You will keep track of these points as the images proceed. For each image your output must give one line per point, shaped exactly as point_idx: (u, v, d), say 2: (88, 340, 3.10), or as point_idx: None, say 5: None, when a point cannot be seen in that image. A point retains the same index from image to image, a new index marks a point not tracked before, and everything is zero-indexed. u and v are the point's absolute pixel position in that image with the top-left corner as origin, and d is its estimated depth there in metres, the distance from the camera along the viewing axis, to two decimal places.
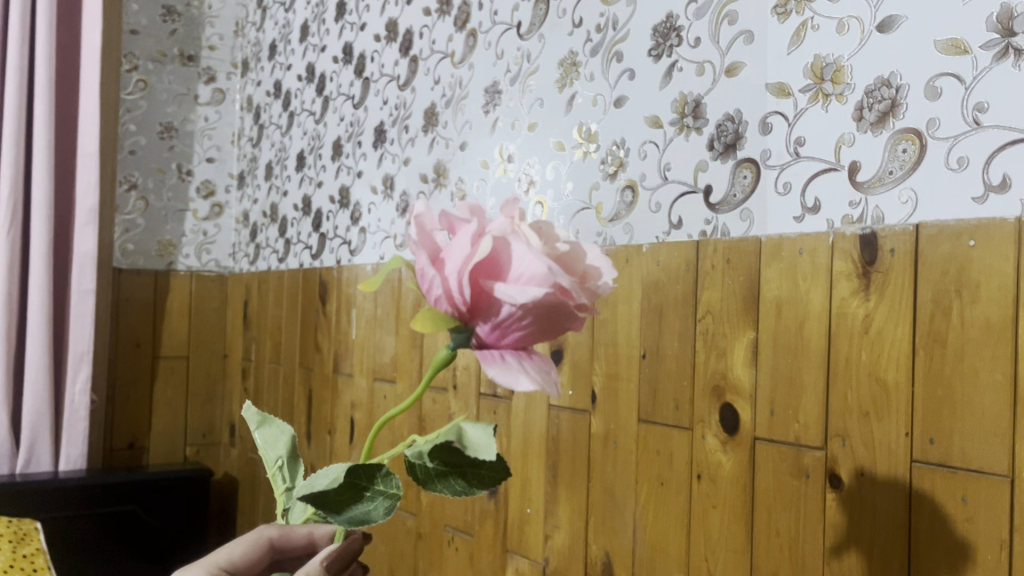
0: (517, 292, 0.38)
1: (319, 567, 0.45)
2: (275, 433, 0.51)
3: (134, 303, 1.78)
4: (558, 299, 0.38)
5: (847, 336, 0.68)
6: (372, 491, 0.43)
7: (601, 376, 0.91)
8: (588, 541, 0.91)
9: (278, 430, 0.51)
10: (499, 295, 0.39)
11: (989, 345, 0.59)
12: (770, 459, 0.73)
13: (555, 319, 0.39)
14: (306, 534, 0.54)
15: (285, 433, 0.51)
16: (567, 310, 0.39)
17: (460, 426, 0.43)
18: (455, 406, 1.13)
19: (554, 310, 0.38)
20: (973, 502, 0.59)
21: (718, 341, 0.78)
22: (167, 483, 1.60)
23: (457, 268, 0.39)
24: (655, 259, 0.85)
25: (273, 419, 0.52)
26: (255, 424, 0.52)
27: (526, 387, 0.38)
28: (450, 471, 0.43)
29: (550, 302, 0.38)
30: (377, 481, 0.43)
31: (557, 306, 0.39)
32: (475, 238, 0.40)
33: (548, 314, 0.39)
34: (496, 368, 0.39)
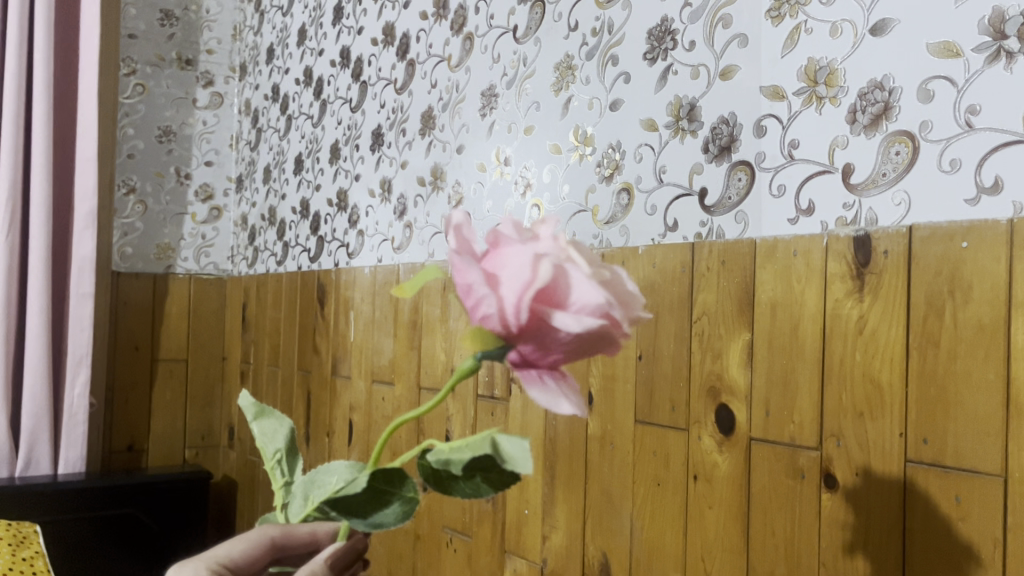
0: (575, 320, 0.33)
1: (322, 565, 0.45)
2: (274, 425, 0.50)
3: (133, 307, 1.79)
4: (613, 328, 0.34)
5: (841, 337, 0.68)
6: (389, 495, 0.42)
7: (598, 377, 0.91)
8: (586, 542, 0.91)
9: (278, 423, 0.50)
10: (554, 322, 0.34)
11: (982, 346, 0.59)
12: (765, 459, 0.74)
13: (602, 347, 0.35)
14: (308, 531, 0.52)
15: (284, 426, 0.50)
16: (615, 339, 0.35)
17: (494, 436, 0.39)
18: (453, 408, 1.14)
19: (606, 338, 0.35)
20: (967, 502, 0.60)
21: (714, 342, 0.78)
22: (166, 486, 1.61)
23: (516, 289, 0.34)
24: (651, 261, 0.86)
25: (270, 411, 0.50)
26: (253, 415, 0.50)
27: (567, 412, 0.36)
28: (463, 475, 0.40)
29: (606, 330, 0.34)
30: (393, 485, 0.42)
31: (608, 336, 0.35)
32: (532, 258, 0.34)
33: (597, 342, 0.35)
34: (538, 390, 0.36)
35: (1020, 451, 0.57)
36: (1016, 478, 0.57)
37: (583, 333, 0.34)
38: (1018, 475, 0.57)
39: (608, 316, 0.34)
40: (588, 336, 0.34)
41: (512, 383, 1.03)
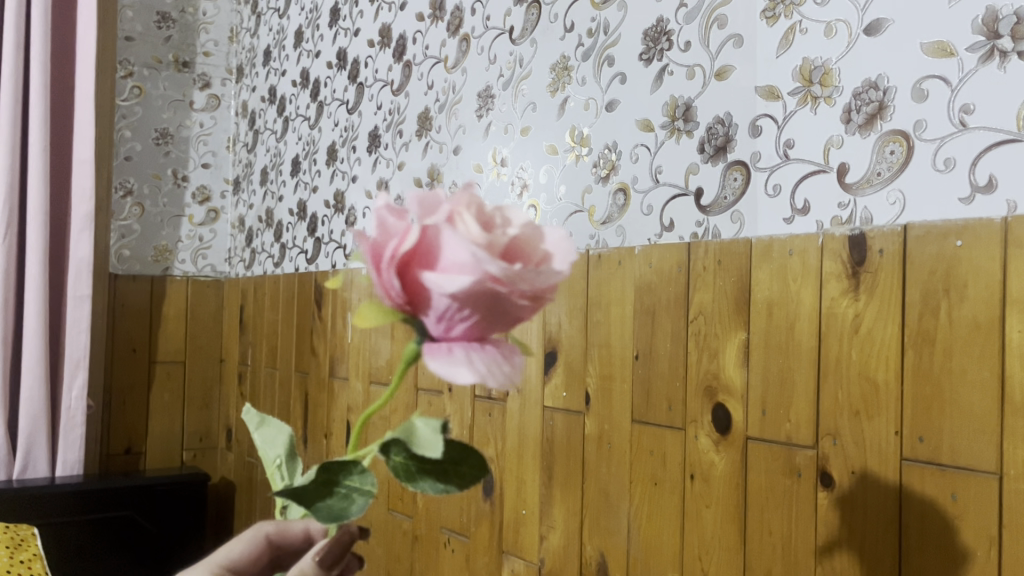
0: (445, 280, 0.31)
1: (312, 564, 0.43)
2: (274, 432, 0.46)
3: (130, 309, 1.78)
4: (496, 287, 0.31)
5: (837, 336, 0.68)
6: (346, 490, 0.37)
7: (595, 377, 0.91)
8: (583, 541, 0.91)
9: (277, 429, 0.46)
10: (430, 286, 0.31)
11: (977, 344, 0.59)
12: (762, 458, 0.74)
13: (497, 310, 0.31)
14: (303, 528, 0.55)
15: (283, 431, 0.45)
16: (511, 299, 0.31)
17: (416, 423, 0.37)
18: (451, 409, 1.14)
19: (493, 299, 0.31)
20: (963, 500, 0.60)
21: (710, 341, 0.79)
22: (164, 488, 1.60)
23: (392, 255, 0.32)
24: (647, 261, 0.86)
25: (272, 419, 0.46)
26: (254, 425, 0.47)
27: (467, 381, 0.31)
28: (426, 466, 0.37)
29: (486, 290, 0.31)
30: (351, 476, 0.37)
31: (494, 296, 0.31)
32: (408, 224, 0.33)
33: (487, 306, 0.31)
34: (439, 361, 0.32)
35: (1015, 449, 0.57)
36: (1011, 476, 0.57)
37: (460, 292, 0.31)
38: (1013, 472, 0.57)
39: (483, 271, 0.30)
40: (471, 294, 0.31)
41: None
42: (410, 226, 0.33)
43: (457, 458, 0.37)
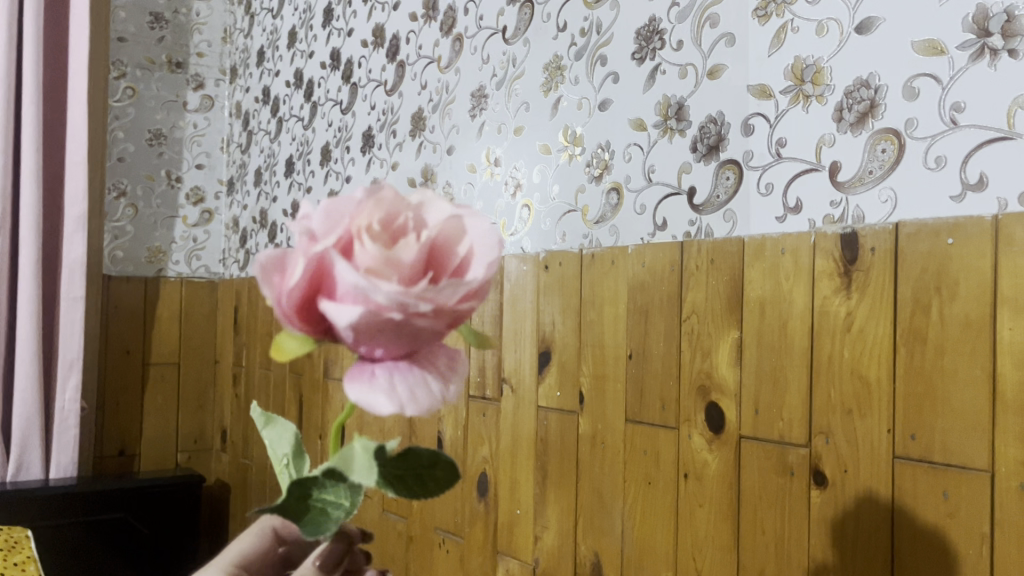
0: (342, 312, 0.30)
1: (313, 567, 0.43)
2: (281, 430, 0.44)
3: (124, 310, 1.78)
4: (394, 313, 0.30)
5: (829, 334, 0.68)
6: (322, 504, 0.37)
7: (588, 376, 0.91)
8: (578, 541, 0.91)
9: (283, 427, 0.44)
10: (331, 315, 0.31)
11: (968, 342, 0.60)
12: (755, 457, 0.74)
13: (405, 332, 0.31)
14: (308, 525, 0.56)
15: (289, 429, 0.44)
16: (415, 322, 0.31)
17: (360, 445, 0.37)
18: (445, 409, 1.14)
19: (397, 325, 0.31)
20: (955, 497, 0.60)
21: (704, 341, 0.79)
22: (160, 491, 1.60)
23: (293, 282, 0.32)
24: (640, 260, 0.86)
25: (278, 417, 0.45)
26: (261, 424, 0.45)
27: (385, 410, 0.30)
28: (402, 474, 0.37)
29: (384, 317, 0.30)
30: (325, 491, 0.36)
31: (396, 322, 0.30)
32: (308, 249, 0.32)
33: (394, 330, 0.31)
34: (360, 387, 0.32)
35: (1006, 446, 0.57)
36: (1002, 473, 0.57)
37: (358, 321, 0.30)
38: (1004, 469, 0.57)
39: (377, 301, 0.30)
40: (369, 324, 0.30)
41: (503, 383, 1.04)
42: (308, 250, 0.32)
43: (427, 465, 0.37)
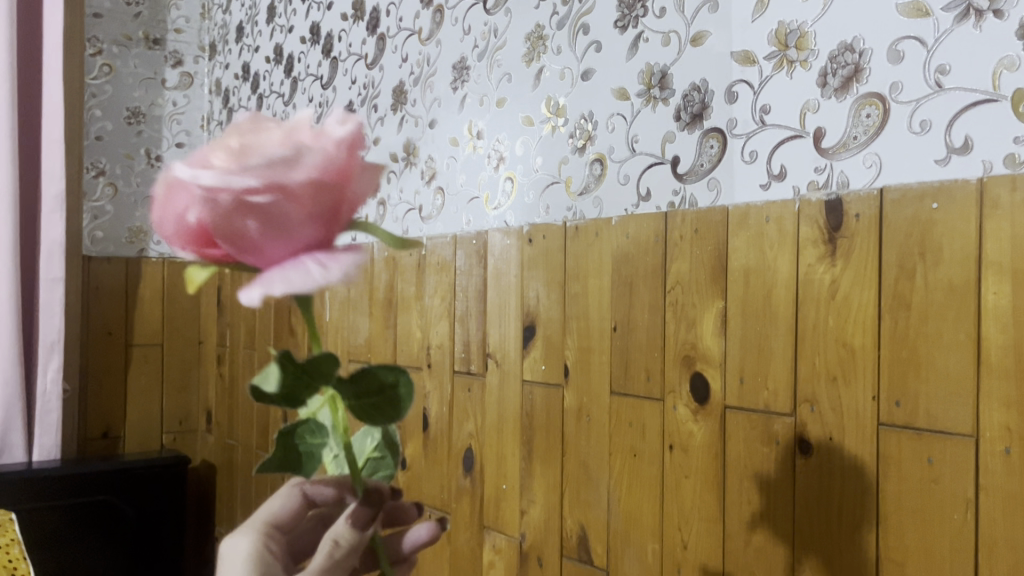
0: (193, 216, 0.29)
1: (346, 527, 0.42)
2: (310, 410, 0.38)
3: (105, 292, 1.76)
4: (233, 209, 0.28)
5: (814, 302, 0.68)
6: (308, 447, 0.38)
7: (573, 349, 0.91)
8: (563, 514, 0.91)
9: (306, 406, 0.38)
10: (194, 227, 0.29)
11: (953, 307, 0.59)
12: (739, 426, 0.73)
13: (275, 228, 0.28)
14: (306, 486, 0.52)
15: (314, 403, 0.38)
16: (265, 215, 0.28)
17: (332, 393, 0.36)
18: (430, 386, 1.12)
19: (250, 221, 0.28)
20: (939, 463, 0.60)
21: (688, 311, 0.78)
22: (146, 470, 1.58)
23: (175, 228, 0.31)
24: (624, 231, 0.85)
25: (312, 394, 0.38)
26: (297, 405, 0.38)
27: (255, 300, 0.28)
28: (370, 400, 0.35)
29: (225, 216, 0.28)
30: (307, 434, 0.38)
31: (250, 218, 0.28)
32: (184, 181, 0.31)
33: (252, 230, 0.28)
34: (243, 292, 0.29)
35: (991, 411, 0.57)
36: (987, 438, 0.57)
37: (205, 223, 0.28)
38: (989, 434, 0.57)
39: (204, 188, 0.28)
40: (215, 218, 0.28)
41: (488, 358, 1.02)
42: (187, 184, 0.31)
43: (391, 384, 0.35)
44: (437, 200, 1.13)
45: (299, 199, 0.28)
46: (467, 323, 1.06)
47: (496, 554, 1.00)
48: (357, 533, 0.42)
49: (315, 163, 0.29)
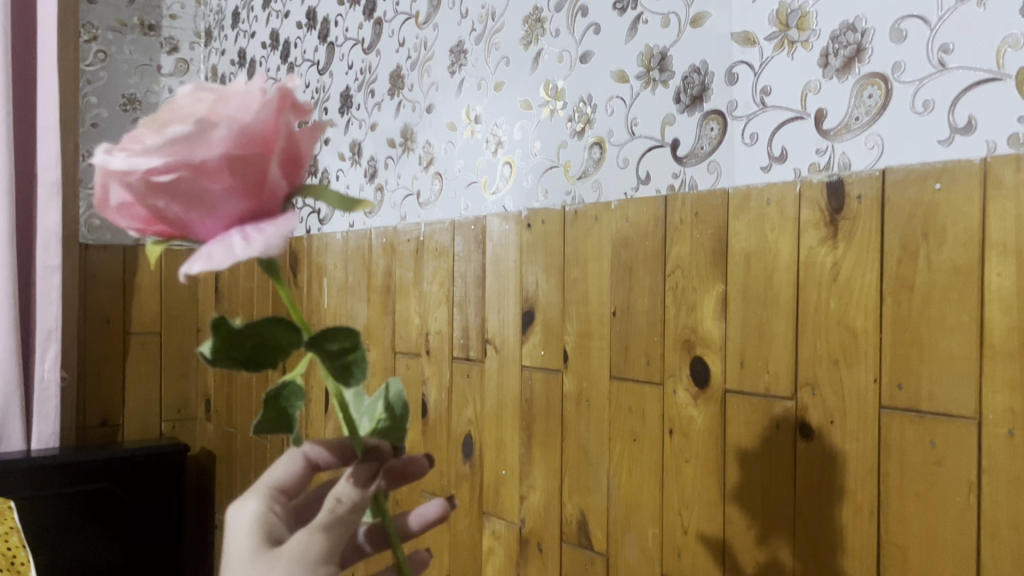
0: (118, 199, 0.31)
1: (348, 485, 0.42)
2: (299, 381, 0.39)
3: (102, 279, 1.75)
4: (150, 189, 0.30)
5: (815, 285, 0.67)
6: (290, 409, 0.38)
7: (573, 335, 0.90)
8: (563, 500, 0.91)
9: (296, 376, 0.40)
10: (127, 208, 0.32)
11: (956, 289, 0.59)
12: (739, 411, 0.73)
13: (196, 203, 0.31)
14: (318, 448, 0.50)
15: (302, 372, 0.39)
16: (188, 193, 0.30)
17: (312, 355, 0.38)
18: (429, 372, 1.12)
19: (174, 198, 0.30)
20: (942, 445, 0.59)
21: (688, 295, 0.77)
22: (146, 458, 1.58)
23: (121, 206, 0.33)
24: (624, 215, 0.84)
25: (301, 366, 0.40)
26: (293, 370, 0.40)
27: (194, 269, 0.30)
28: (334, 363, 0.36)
29: (149, 196, 0.30)
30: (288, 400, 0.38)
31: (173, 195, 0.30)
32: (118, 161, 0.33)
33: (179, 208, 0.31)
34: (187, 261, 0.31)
35: (994, 393, 0.56)
36: (990, 421, 0.57)
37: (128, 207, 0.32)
38: (992, 417, 0.57)
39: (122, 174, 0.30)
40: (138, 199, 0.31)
41: (487, 344, 1.02)
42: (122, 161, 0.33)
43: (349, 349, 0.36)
44: (435, 185, 1.12)
45: (210, 171, 0.30)
46: (465, 308, 1.05)
47: (495, 540, 1.00)
48: (361, 492, 0.42)
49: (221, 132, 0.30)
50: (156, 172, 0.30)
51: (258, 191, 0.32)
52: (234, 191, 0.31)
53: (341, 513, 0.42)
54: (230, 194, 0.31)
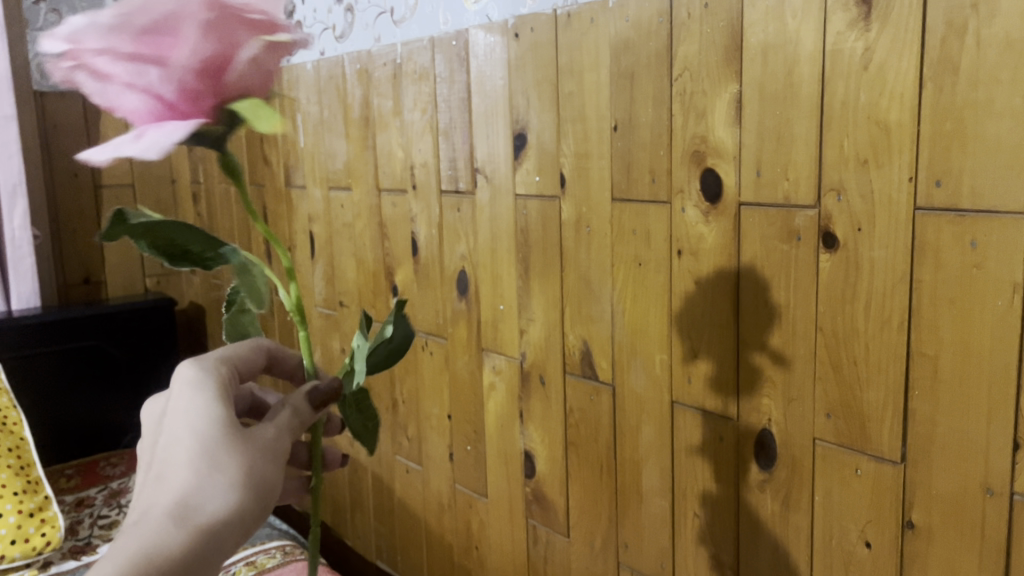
0: (112, 91, 0.34)
1: (304, 400, 0.43)
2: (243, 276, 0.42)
3: (64, 129, 1.63)
4: (97, 70, 0.34)
5: (843, 77, 0.59)
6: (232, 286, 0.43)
7: (570, 157, 0.82)
8: (566, 331, 0.86)
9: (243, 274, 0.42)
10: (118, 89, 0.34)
11: (1009, 67, 0.51)
12: (754, 224, 0.67)
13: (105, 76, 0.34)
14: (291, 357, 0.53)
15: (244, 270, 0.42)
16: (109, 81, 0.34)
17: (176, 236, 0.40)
18: (417, 208, 1.04)
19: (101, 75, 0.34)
20: (983, 246, 0.54)
21: (697, 101, 0.69)
22: (129, 313, 1.49)
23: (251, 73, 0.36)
24: (624, 15, 0.74)
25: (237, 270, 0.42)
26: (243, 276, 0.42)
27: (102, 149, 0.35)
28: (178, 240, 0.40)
29: (99, 77, 0.34)
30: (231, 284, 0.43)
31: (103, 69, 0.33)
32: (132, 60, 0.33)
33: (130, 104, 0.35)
34: (106, 93, 0.34)
35: None
36: None
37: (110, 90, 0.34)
38: None
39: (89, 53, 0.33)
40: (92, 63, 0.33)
41: (477, 175, 0.94)
42: (177, 50, 0.33)
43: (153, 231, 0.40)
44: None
45: (127, 68, 0.33)
46: (452, 136, 0.97)
47: (496, 376, 0.97)
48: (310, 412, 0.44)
49: (88, 44, 0.33)
50: (107, 74, 0.34)
51: (175, 86, 0.34)
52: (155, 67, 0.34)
53: (296, 424, 0.43)
54: (153, 78, 0.34)
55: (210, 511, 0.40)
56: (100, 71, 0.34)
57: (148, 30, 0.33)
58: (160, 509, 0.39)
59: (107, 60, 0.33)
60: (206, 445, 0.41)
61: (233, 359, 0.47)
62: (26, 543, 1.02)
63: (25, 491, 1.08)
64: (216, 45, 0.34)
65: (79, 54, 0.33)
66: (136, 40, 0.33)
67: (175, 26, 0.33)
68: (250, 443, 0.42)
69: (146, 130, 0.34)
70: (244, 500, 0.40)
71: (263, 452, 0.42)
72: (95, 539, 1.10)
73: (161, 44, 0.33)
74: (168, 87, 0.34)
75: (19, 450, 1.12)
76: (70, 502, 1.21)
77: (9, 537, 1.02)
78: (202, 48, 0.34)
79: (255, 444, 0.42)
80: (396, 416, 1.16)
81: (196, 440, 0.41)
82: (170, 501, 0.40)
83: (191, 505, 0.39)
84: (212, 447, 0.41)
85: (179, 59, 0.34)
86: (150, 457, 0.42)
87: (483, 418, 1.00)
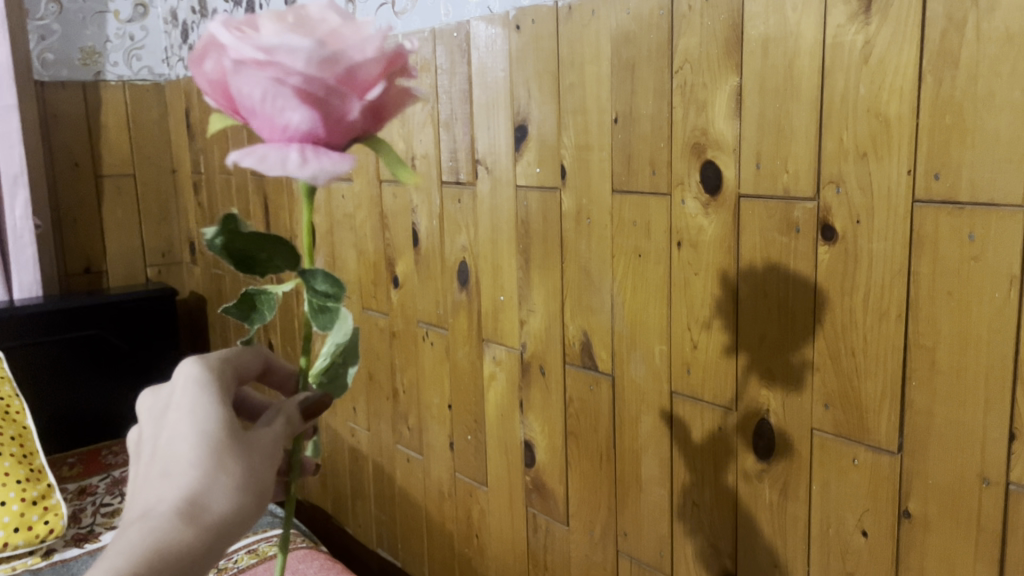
0: (279, 111, 0.34)
1: (299, 415, 0.41)
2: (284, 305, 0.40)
3: (65, 119, 1.63)
4: (281, 89, 0.33)
5: (842, 70, 0.59)
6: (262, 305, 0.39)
7: (570, 149, 0.83)
8: (566, 322, 0.87)
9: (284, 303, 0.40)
10: (287, 112, 0.34)
11: (1009, 61, 0.51)
12: (754, 216, 0.67)
13: (284, 98, 0.33)
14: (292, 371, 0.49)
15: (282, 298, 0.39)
16: (286, 102, 0.33)
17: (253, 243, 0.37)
18: (417, 199, 1.05)
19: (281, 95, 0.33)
20: (981, 238, 0.54)
21: (698, 93, 0.70)
22: (130, 304, 1.50)
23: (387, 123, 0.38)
24: (624, 7, 0.74)
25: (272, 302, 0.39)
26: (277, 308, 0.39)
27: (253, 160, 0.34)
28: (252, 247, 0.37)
29: (278, 96, 0.33)
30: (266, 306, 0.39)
31: (283, 90, 0.33)
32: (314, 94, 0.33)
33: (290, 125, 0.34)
34: (272, 109, 0.34)
35: None
36: None
37: (278, 109, 0.34)
38: None
39: (280, 73, 0.33)
40: (278, 85, 0.33)
41: (478, 166, 0.95)
42: (355, 101, 0.34)
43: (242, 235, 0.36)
44: None
45: (311, 101, 0.33)
46: (452, 128, 0.97)
47: (496, 366, 0.97)
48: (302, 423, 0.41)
49: (292, 72, 0.32)
50: (287, 97, 0.33)
51: (334, 125, 0.35)
52: (328, 109, 0.34)
53: (290, 433, 0.40)
54: (324, 115, 0.34)
55: (218, 509, 0.38)
56: (275, 94, 0.33)
57: (341, 74, 0.33)
58: (167, 505, 0.38)
59: (296, 87, 0.33)
60: (213, 444, 0.39)
61: (234, 361, 0.45)
62: (29, 531, 1.03)
63: (28, 479, 1.09)
64: (388, 96, 0.36)
65: (265, 67, 0.33)
66: (330, 78, 0.33)
67: (364, 78, 0.34)
68: (258, 441, 0.40)
69: (314, 158, 0.33)
70: (252, 500, 0.39)
71: (269, 453, 0.40)
72: (97, 527, 1.11)
73: (347, 87, 0.34)
74: (341, 117, 0.34)
75: (21, 439, 1.13)
76: (73, 490, 1.21)
77: (13, 525, 1.02)
78: (381, 90, 0.35)
79: (260, 445, 0.40)
80: (397, 406, 1.17)
81: (202, 438, 0.39)
82: (176, 498, 0.38)
83: (198, 504, 0.38)
84: (219, 446, 0.39)
85: (356, 109, 0.34)
86: (153, 453, 0.41)
87: (484, 408, 1.00)
